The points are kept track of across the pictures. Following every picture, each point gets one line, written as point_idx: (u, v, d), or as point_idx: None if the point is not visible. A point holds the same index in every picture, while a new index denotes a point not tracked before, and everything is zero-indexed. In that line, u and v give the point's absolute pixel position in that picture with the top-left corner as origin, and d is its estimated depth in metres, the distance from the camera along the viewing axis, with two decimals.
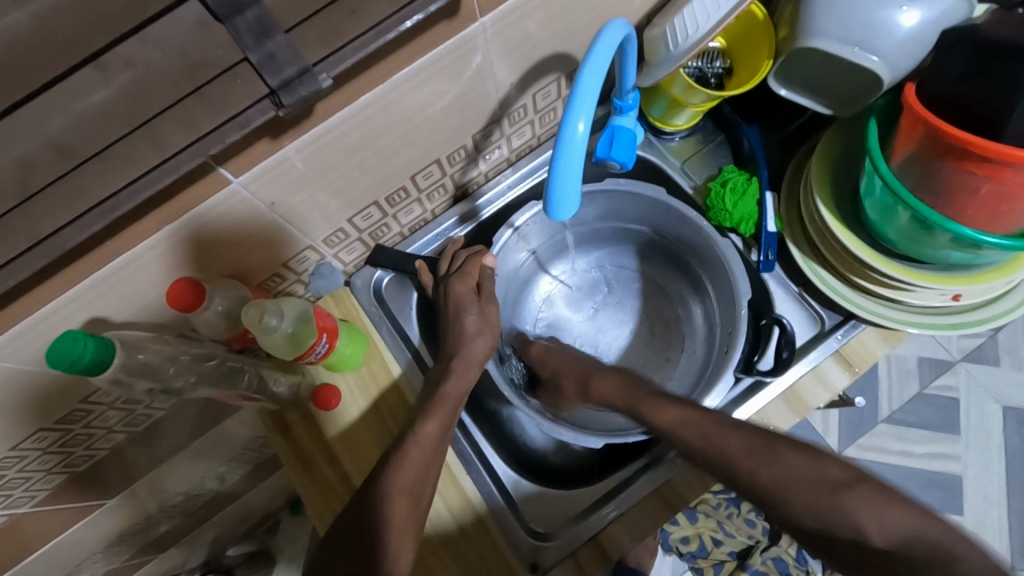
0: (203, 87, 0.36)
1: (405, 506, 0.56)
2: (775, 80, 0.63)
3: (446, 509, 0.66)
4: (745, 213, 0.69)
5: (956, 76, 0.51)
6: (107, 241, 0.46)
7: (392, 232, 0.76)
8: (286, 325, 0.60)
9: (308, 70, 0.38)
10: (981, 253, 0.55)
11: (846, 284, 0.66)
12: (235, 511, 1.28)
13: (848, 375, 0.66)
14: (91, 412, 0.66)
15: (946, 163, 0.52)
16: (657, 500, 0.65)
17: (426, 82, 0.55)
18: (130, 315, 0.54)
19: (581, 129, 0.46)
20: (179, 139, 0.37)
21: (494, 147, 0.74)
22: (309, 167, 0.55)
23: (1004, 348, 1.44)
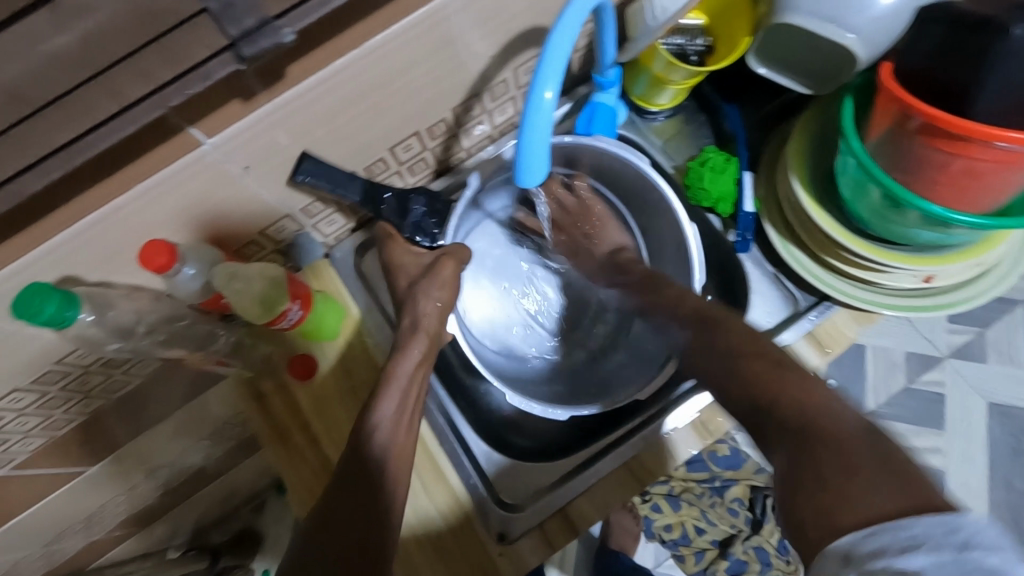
0: (164, 36, 0.36)
1: (374, 470, 0.57)
2: (753, 59, 0.63)
3: (431, 504, 0.66)
4: (723, 191, 0.69)
5: (930, 52, 0.51)
6: (76, 196, 0.46)
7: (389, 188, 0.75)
8: (257, 287, 0.61)
9: (269, 22, 0.38)
10: (953, 233, 0.55)
11: (820, 265, 0.66)
12: (221, 488, 1.30)
13: (819, 355, 0.67)
14: (67, 375, 0.66)
15: (918, 140, 0.52)
16: (627, 473, 0.66)
17: (401, 49, 0.55)
18: (102, 275, 0.55)
19: (549, 96, 0.46)
20: (138, 88, 0.37)
21: (475, 122, 0.74)
22: (283, 131, 0.55)
23: (990, 344, 1.44)
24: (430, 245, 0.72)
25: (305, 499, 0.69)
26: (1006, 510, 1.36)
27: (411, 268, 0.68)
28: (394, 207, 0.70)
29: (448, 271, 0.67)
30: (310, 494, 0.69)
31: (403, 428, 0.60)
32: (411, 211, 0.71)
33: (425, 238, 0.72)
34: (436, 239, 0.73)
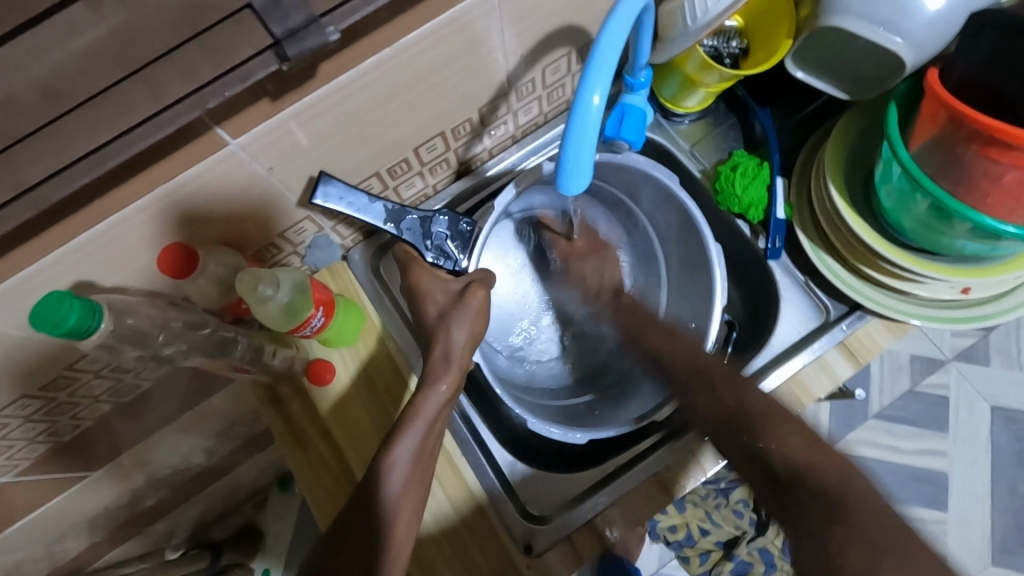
0: (202, 34, 0.34)
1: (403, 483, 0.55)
2: (792, 63, 0.61)
3: (446, 498, 0.64)
4: (754, 198, 0.68)
5: (981, 57, 0.49)
6: (97, 199, 0.44)
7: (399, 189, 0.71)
8: (283, 296, 0.59)
9: (316, 20, 0.35)
10: (999, 246, 0.54)
11: (854, 274, 0.65)
12: (222, 487, 1.27)
13: (852, 365, 0.65)
14: (77, 381, 0.64)
15: (971, 150, 0.50)
16: (654, 485, 0.65)
17: (434, 47, 0.53)
18: (119, 280, 0.52)
19: (597, 100, 0.44)
20: (177, 88, 0.34)
21: (499, 122, 0.72)
22: (309, 131, 0.53)
23: (995, 348, 1.45)
24: (452, 270, 0.69)
25: (324, 508, 0.67)
26: (1008, 513, 1.37)
27: (437, 291, 0.65)
28: (416, 228, 0.68)
29: (478, 302, 0.64)
30: (329, 503, 0.67)
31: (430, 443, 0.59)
32: (432, 232, 0.69)
33: (447, 261, 0.69)
34: (460, 262, 0.70)
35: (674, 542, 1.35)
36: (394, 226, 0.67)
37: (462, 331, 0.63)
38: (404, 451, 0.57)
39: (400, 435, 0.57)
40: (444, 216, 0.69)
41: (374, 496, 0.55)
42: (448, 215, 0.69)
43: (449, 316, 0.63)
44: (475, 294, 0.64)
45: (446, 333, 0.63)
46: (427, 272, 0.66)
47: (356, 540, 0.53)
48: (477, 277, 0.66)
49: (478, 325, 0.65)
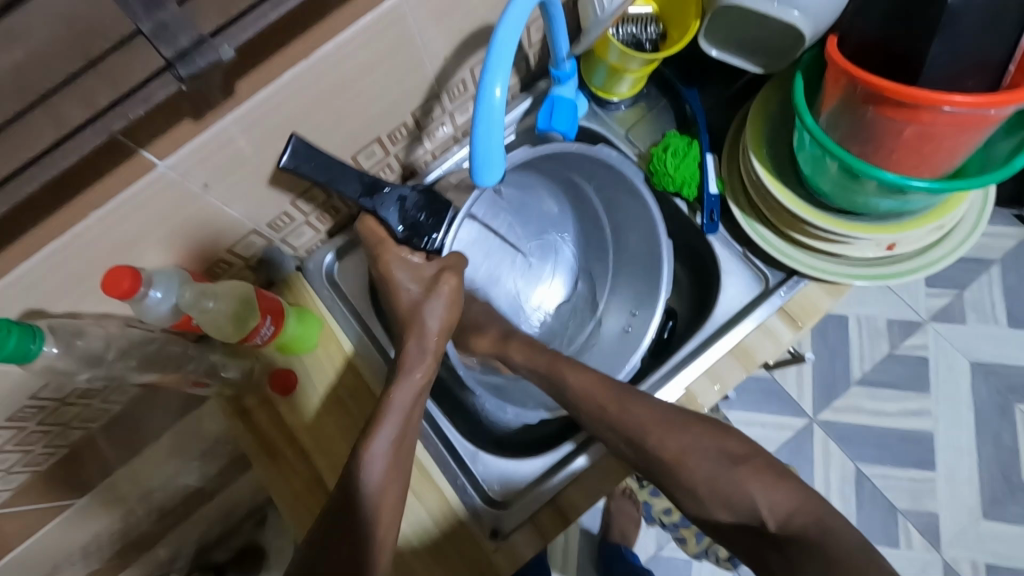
0: (99, 60, 0.35)
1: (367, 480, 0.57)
2: (706, 42, 0.63)
3: (414, 496, 0.66)
4: (686, 175, 0.70)
5: (870, 21, 0.52)
6: (30, 228, 0.45)
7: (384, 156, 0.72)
8: (227, 306, 0.61)
9: (205, 40, 0.37)
10: (910, 199, 0.56)
11: (787, 240, 0.67)
12: (218, 507, 1.28)
13: (792, 329, 0.67)
14: (44, 409, 0.66)
15: (870, 110, 0.52)
16: (611, 460, 0.66)
17: (352, 57, 0.55)
18: (69, 306, 0.54)
19: (499, 92, 0.46)
20: (79, 114, 0.36)
21: (437, 124, 0.74)
22: (238, 146, 0.55)
23: (970, 305, 1.47)
24: (425, 250, 0.70)
25: (299, 515, 0.69)
26: (997, 466, 1.38)
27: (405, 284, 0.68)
28: (390, 204, 0.68)
29: (449, 288, 0.67)
30: (303, 509, 0.69)
31: (407, 432, 0.61)
32: (407, 210, 0.69)
33: (419, 241, 0.70)
34: (433, 240, 0.71)
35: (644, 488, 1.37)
36: (372, 201, 0.66)
37: (437, 318, 0.67)
38: (383, 442, 0.58)
39: (376, 428, 0.59)
40: (415, 194, 0.69)
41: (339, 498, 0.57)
42: (421, 193, 0.69)
43: (423, 305, 0.67)
44: (447, 280, 0.67)
45: (421, 322, 0.66)
46: (396, 257, 0.68)
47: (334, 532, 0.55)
48: (448, 263, 0.69)
49: (451, 312, 0.68)
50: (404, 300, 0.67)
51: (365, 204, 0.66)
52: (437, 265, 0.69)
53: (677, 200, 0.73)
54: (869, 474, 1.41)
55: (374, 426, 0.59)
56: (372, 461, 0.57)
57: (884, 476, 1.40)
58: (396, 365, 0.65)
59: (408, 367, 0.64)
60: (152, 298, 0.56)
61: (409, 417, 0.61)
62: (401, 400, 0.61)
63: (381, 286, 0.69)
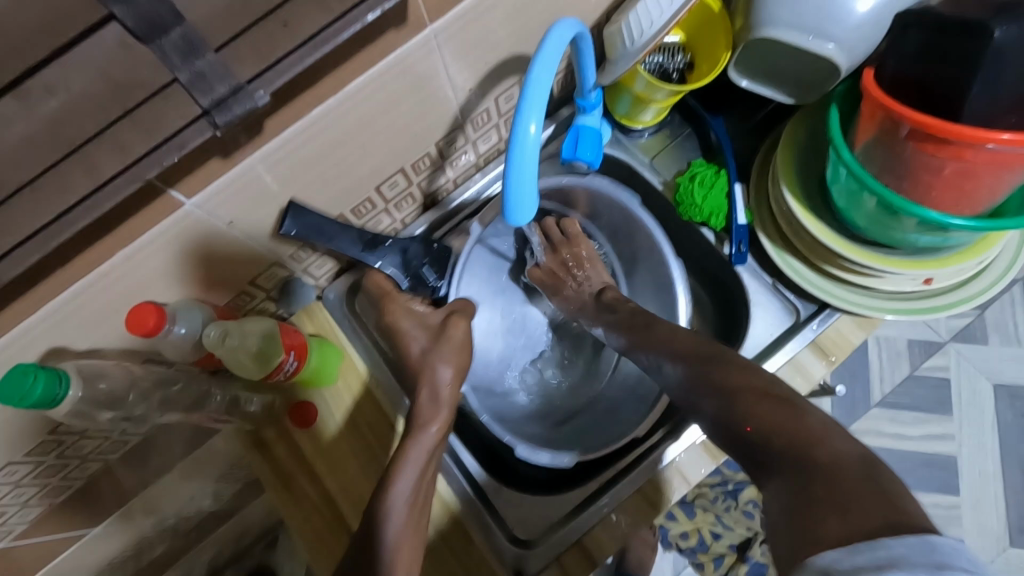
0: (134, 109, 0.35)
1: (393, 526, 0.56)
2: (735, 72, 0.62)
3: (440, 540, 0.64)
4: (714, 206, 0.69)
5: (910, 56, 0.51)
6: (57, 270, 0.45)
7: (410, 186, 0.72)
8: (251, 344, 0.60)
9: (242, 86, 0.37)
10: (951, 236, 0.55)
11: (819, 273, 0.65)
12: (229, 531, 1.27)
13: (825, 364, 0.66)
14: (63, 443, 0.65)
15: (910, 146, 0.51)
16: (639, 499, 0.65)
17: (379, 92, 0.54)
18: (92, 344, 0.53)
19: (533, 130, 0.46)
20: (113, 164, 0.35)
21: (460, 153, 0.73)
22: (264, 182, 0.54)
23: (992, 326, 1.44)
24: (429, 297, 0.72)
25: (310, 545, 0.68)
26: None
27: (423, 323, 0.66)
28: (393, 258, 0.70)
29: (459, 334, 0.67)
30: (316, 540, 0.68)
31: (432, 475, 0.59)
32: (411, 261, 0.70)
33: (425, 289, 0.71)
34: (438, 289, 0.73)
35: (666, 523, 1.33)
36: (375, 256, 0.68)
37: (449, 366, 0.65)
38: (402, 493, 0.57)
39: (396, 476, 0.58)
40: (418, 244, 0.71)
41: (372, 549, 0.55)
42: (422, 243, 0.71)
43: (433, 355, 0.65)
44: (456, 325, 0.67)
45: (432, 370, 0.64)
46: (405, 309, 0.67)
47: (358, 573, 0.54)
48: (455, 309, 0.69)
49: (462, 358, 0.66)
50: (415, 350, 0.66)
51: (370, 259, 0.68)
52: (445, 311, 0.69)
53: (706, 231, 0.72)
54: None
55: (392, 475, 0.58)
56: (397, 505, 0.56)
57: None
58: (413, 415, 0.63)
59: (428, 415, 0.63)
60: (175, 334, 0.56)
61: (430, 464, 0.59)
62: (420, 449, 0.60)
63: (388, 338, 0.68)
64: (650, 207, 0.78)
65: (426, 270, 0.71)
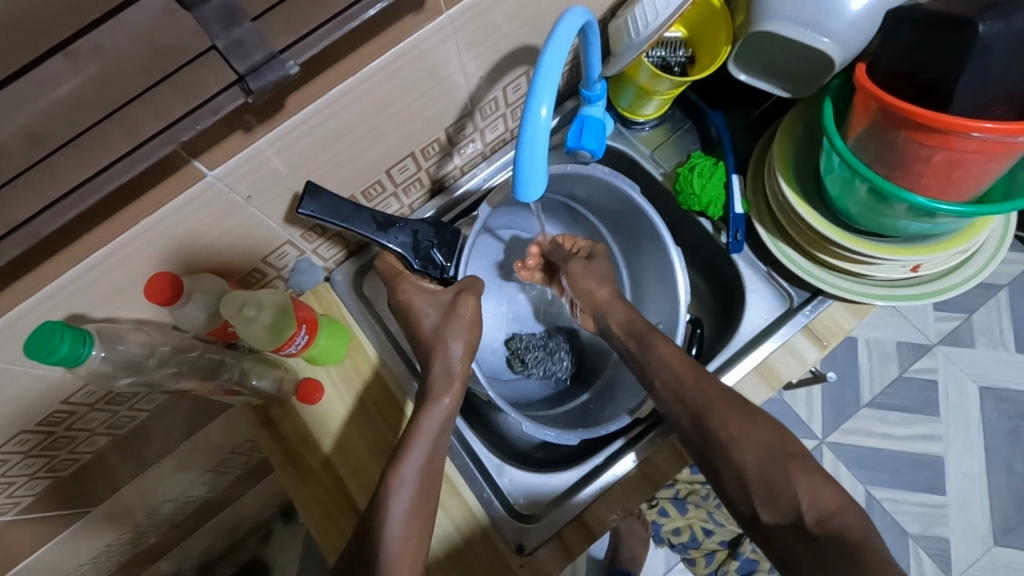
0: (173, 74, 0.36)
1: (401, 498, 0.58)
2: (735, 66, 0.65)
3: (448, 518, 0.66)
4: (713, 196, 0.71)
5: (902, 50, 0.53)
6: (84, 233, 0.46)
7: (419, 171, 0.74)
8: (265, 316, 0.62)
9: (276, 56, 0.39)
10: (938, 223, 0.58)
11: (812, 260, 0.68)
12: (223, 521, 1.27)
13: (818, 349, 0.68)
14: (74, 414, 0.66)
15: (900, 135, 0.54)
16: (637, 477, 0.67)
17: (395, 75, 0.56)
18: (110, 311, 0.55)
19: (545, 112, 0.48)
20: (149, 126, 0.37)
21: (467, 141, 0.76)
22: (283, 158, 0.56)
23: (979, 329, 1.48)
24: (440, 277, 0.72)
25: (318, 523, 0.69)
26: (1009, 492, 1.38)
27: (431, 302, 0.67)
28: (405, 239, 0.70)
29: (469, 310, 0.68)
30: (324, 517, 0.69)
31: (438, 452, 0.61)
32: (421, 241, 0.71)
33: (434, 269, 0.72)
34: (446, 270, 0.73)
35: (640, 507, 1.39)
36: (387, 236, 0.69)
37: (459, 342, 0.67)
38: (410, 470, 0.59)
39: (404, 452, 0.60)
40: (428, 226, 0.71)
41: (382, 514, 0.57)
42: (431, 225, 0.72)
43: (445, 329, 0.67)
44: (466, 302, 0.68)
45: (444, 346, 0.67)
46: (417, 287, 0.68)
47: (366, 537, 0.57)
48: (465, 286, 0.70)
49: (473, 334, 0.69)
50: (426, 325, 0.67)
51: (382, 240, 0.68)
52: (455, 288, 0.70)
53: (704, 221, 0.74)
54: (880, 497, 1.40)
55: (402, 452, 0.60)
56: (405, 481, 0.58)
57: (894, 500, 1.40)
58: (424, 390, 0.66)
59: (435, 394, 0.65)
60: (189, 306, 0.58)
61: (436, 443, 0.61)
62: (430, 425, 0.62)
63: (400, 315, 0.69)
64: (651, 198, 0.80)
65: (439, 251, 0.72)
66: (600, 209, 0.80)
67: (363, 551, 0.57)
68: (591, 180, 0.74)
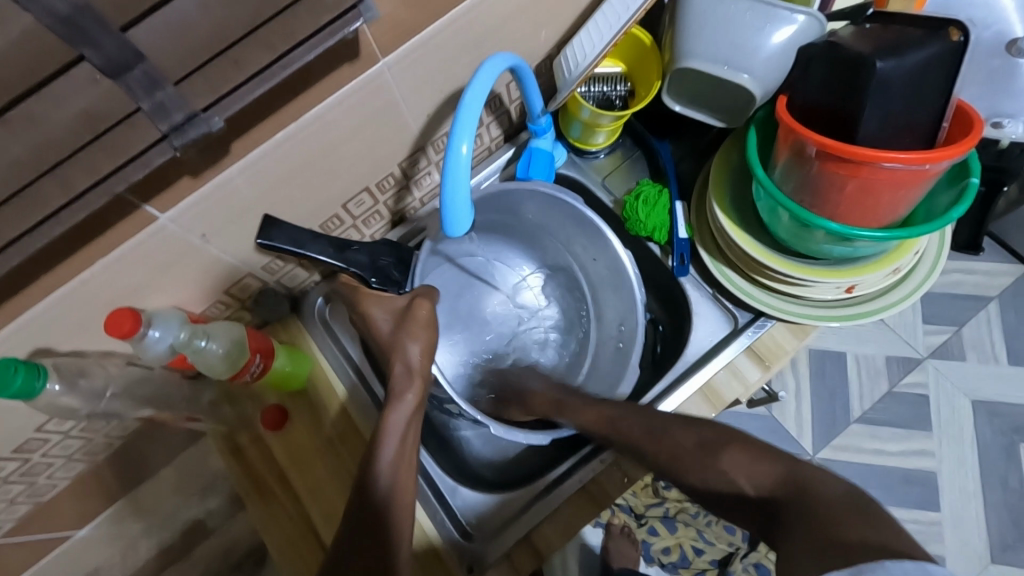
0: (103, 134, 0.40)
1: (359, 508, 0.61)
2: (669, 98, 0.68)
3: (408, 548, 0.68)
4: (658, 221, 0.74)
5: (817, 85, 0.56)
6: (42, 275, 0.50)
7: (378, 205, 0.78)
8: (219, 346, 0.66)
9: (198, 114, 0.43)
10: (859, 246, 0.60)
11: (753, 284, 0.70)
12: (218, 543, 1.30)
13: (761, 370, 0.70)
14: (49, 441, 0.70)
15: (815, 165, 0.56)
16: (586, 496, 0.69)
17: (340, 118, 0.60)
18: (75, 346, 0.58)
19: (465, 150, 0.52)
20: (85, 180, 0.41)
21: (424, 173, 0.79)
22: (236, 198, 0.60)
23: (968, 343, 1.47)
24: (396, 291, 0.73)
25: (286, 556, 0.72)
26: (1003, 509, 1.35)
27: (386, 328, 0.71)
28: (361, 260, 0.72)
29: (424, 312, 0.69)
30: (292, 551, 0.72)
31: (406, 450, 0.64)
32: (379, 261, 0.73)
33: (392, 286, 0.74)
34: (405, 286, 0.74)
35: (599, 518, 1.36)
36: (344, 258, 0.70)
37: (417, 344, 0.68)
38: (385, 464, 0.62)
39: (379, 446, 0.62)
40: (384, 247, 0.74)
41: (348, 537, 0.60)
42: (387, 246, 0.74)
43: (401, 333, 0.68)
44: (421, 304, 0.69)
45: (403, 348, 0.67)
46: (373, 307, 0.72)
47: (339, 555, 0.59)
48: (420, 292, 0.71)
49: (429, 333, 0.69)
50: (383, 331, 0.69)
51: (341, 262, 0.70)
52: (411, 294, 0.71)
53: (654, 247, 0.77)
54: None
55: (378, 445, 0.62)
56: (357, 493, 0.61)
57: None
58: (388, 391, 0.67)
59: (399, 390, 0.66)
60: (149, 338, 0.60)
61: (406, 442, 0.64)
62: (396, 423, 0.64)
63: (364, 327, 0.72)
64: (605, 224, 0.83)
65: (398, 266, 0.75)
66: (558, 229, 0.80)
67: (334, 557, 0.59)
68: (548, 208, 0.76)
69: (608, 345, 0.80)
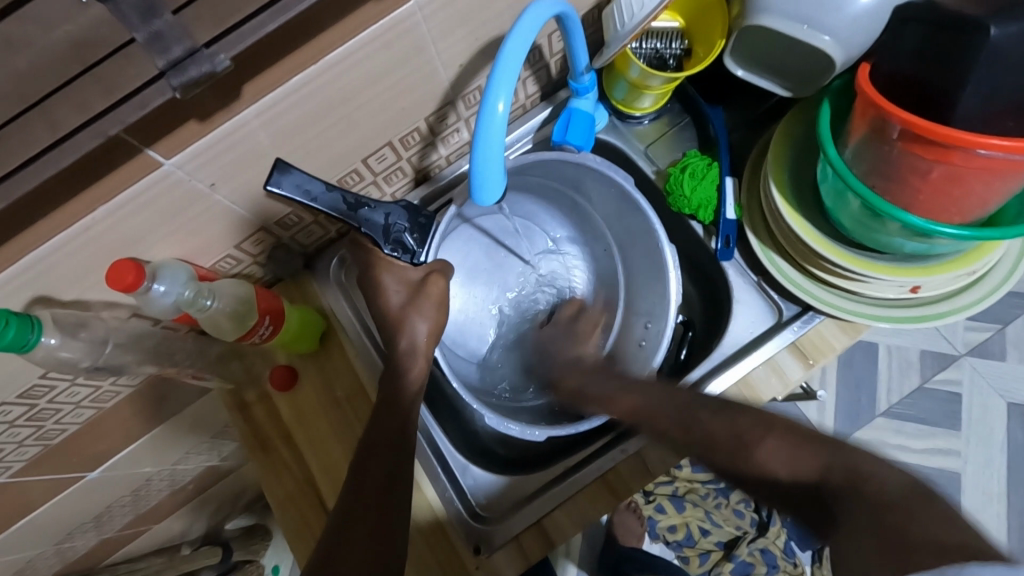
0: (95, 67, 0.35)
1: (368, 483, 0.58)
2: (731, 59, 0.61)
3: (416, 526, 0.65)
4: (704, 198, 0.67)
5: (909, 53, 0.48)
6: (38, 220, 0.46)
7: (401, 162, 0.72)
8: (226, 305, 0.63)
9: (199, 50, 0.37)
10: (936, 243, 0.54)
11: (805, 274, 0.63)
12: (230, 486, 1.31)
13: (803, 367, 0.64)
14: (55, 387, 0.68)
15: (897, 147, 0.49)
16: (603, 487, 0.65)
17: (362, 63, 0.54)
18: (77, 294, 0.55)
19: (501, 108, 0.46)
20: (74, 119, 0.36)
21: (452, 130, 0.73)
22: (248, 146, 0.55)
23: (1011, 342, 1.38)
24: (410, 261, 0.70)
25: (288, 518, 0.70)
26: None
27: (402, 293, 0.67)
28: (375, 225, 0.66)
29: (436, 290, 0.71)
30: (291, 511, 0.70)
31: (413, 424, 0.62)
32: (392, 226, 0.68)
33: (405, 254, 0.70)
34: (417, 256, 0.70)
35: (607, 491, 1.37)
36: (358, 217, 0.64)
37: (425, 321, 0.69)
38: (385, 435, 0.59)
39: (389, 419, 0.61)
40: (402, 209, 0.68)
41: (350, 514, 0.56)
42: (406, 208, 0.69)
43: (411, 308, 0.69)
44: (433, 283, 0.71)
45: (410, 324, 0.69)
46: (389, 262, 0.71)
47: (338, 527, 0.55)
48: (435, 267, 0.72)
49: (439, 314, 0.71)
50: (393, 303, 0.70)
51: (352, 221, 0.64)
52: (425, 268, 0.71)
53: (695, 225, 0.71)
54: None
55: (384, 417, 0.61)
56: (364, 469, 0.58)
57: None
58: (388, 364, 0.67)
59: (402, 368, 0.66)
60: (154, 291, 0.56)
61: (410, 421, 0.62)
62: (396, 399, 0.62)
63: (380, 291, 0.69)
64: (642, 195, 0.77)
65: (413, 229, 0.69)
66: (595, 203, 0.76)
67: (337, 528, 0.55)
68: (585, 176, 0.71)
69: (631, 334, 0.76)
